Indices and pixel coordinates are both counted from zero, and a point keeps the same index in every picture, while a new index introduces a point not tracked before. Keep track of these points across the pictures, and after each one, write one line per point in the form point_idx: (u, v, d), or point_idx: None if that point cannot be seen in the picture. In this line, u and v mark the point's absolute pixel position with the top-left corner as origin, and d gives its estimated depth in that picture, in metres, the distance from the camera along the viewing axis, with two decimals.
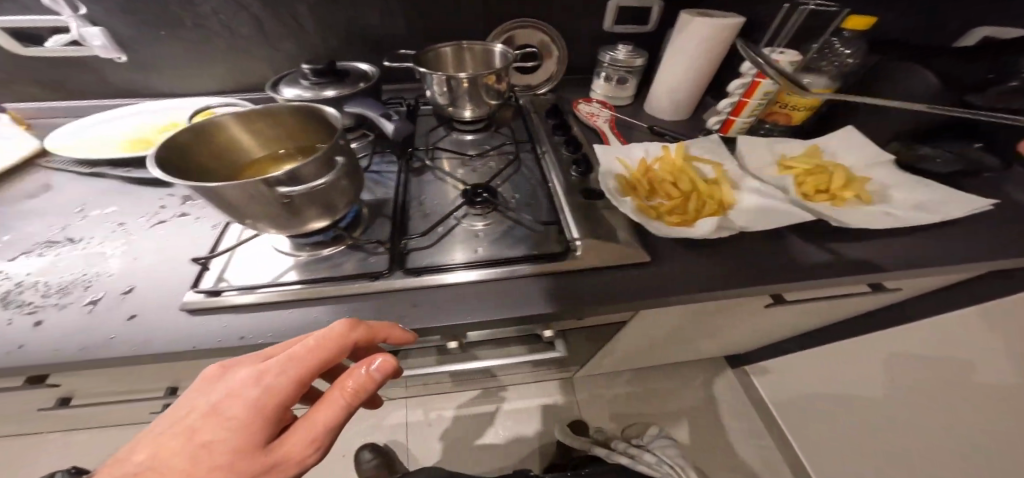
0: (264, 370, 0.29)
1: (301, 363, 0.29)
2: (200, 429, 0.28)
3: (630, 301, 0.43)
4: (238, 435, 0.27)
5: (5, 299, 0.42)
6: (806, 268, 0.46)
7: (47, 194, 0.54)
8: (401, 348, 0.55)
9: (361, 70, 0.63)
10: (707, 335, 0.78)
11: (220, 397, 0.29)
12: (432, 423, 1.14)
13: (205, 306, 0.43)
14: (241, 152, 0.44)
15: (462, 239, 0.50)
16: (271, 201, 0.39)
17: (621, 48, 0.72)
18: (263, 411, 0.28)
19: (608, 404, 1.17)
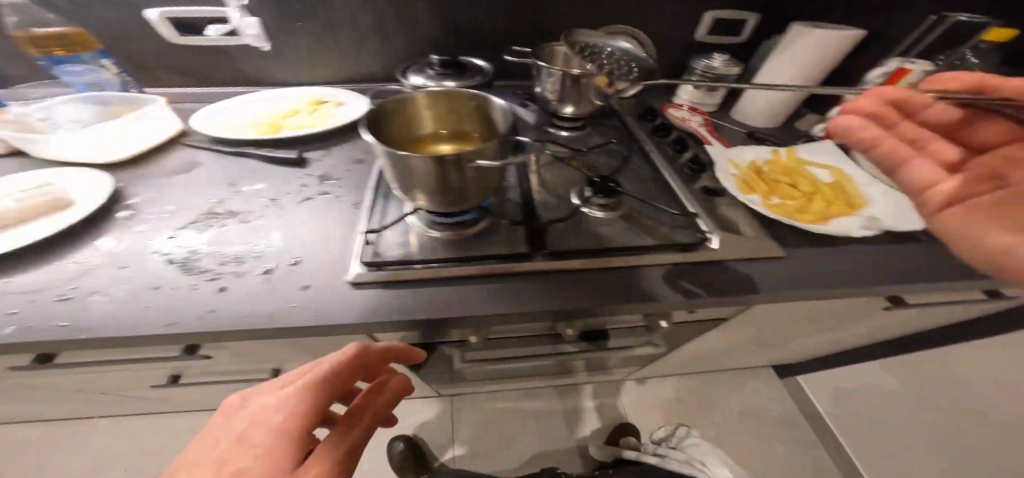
0: (288, 389, 0.31)
1: (320, 378, 0.31)
2: (222, 456, 0.28)
3: (785, 292, 0.44)
4: (260, 455, 0.27)
5: (186, 265, 0.44)
6: (954, 266, 0.47)
7: (194, 170, 0.57)
8: (519, 331, 0.56)
9: (478, 65, 0.66)
10: (787, 340, 0.78)
11: (244, 423, 0.30)
12: (478, 425, 1.12)
13: (370, 279, 0.45)
14: (413, 126, 0.48)
15: (594, 227, 0.52)
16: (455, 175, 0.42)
17: (717, 57, 0.74)
18: (284, 428, 0.28)
19: (657, 412, 1.15)
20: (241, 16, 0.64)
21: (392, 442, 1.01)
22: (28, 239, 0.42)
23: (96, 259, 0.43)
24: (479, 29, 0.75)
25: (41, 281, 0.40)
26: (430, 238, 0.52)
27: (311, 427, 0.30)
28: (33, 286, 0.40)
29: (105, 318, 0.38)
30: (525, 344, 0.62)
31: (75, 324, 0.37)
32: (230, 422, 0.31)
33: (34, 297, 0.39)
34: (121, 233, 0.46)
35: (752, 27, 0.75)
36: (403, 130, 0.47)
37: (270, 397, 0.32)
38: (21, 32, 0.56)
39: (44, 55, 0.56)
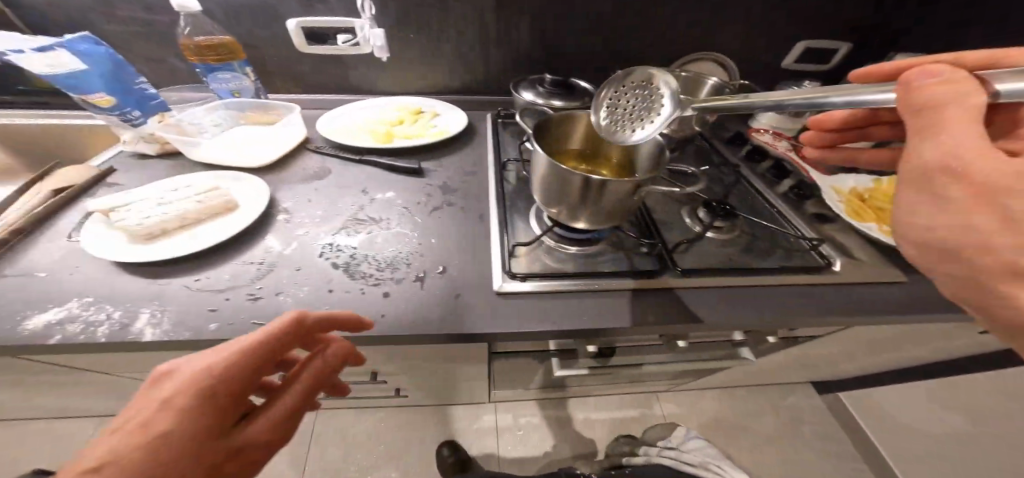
0: (223, 353, 0.29)
1: (255, 343, 0.30)
2: (144, 419, 0.26)
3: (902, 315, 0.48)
4: (187, 414, 0.26)
5: (349, 270, 0.48)
6: None
7: (326, 177, 0.62)
8: (625, 340, 0.60)
9: (585, 87, 0.69)
10: (851, 359, 0.81)
11: (172, 387, 0.27)
12: (523, 429, 1.15)
13: (516, 289, 0.48)
14: (564, 141, 0.51)
15: (713, 248, 0.55)
16: (616, 198, 0.45)
17: (807, 84, 0.78)
18: (213, 388, 0.28)
19: (699, 425, 1.16)
20: (369, 28, 0.68)
21: (442, 445, 1.07)
22: (215, 239, 0.46)
23: (269, 260, 0.47)
24: (574, 49, 0.80)
25: (229, 280, 0.44)
26: (558, 251, 0.55)
27: (243, 388, 0.30)
28: (225, 283, 0.43)
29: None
30: (621, 350, 0.66)
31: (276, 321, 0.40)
32: (155, 390, 0.28)
33: (228, 295, 0.42)
34: (284, 237, 0.50)
35: (842, 55, 0.81)
36: (555, 143, 0.51)
37: (205, 360, 0.29)
38: (187, 40, 0.60)
39: (203, 63, 0.61)
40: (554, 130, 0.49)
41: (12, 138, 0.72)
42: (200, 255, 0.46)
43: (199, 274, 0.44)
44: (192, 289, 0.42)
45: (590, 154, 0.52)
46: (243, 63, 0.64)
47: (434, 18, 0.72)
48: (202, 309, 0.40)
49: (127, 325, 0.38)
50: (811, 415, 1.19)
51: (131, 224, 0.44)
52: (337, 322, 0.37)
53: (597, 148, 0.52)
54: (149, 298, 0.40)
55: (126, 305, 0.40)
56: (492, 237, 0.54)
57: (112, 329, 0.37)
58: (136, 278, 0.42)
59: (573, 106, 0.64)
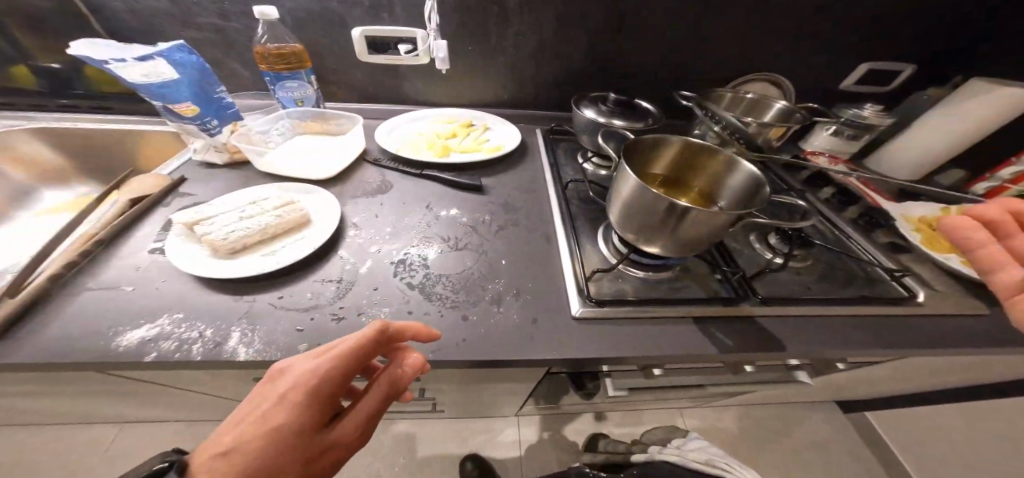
0: (321, 359, 0.32)
1: (346, 355, 0.32)
2: (263, 412, 0.31)
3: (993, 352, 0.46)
4: (294, 414, 0.30)
5: (426, 291, 0.47)
6: None
7: (389, 192, 0.62)
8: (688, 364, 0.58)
9: (647, 108, 0.68)
10: (899, 383, 0.79)
11: (285, 384, 0.31)
12: (546, 443, 1.14)
13: (594, 315, 0.47)
14: (646, 164, 0.51)
15: (788, 276, 0.54)
16: (707, 227, 0.44)
17: (868, 107, 0.77)
18: (313, 392, 0.31)
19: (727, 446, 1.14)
20: (434, 39, 0.67)
21: (465, 460, 1.05)
22: (297, 256, 0.46)
23: (347, 278, 0.47)
24: (629, 65, 0.79)
25: (311, 298, 0.43)
26: (631, 275, 0.53)
27: (334, 395, 0.32)
28: (308, 302, 0.43)
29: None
30: (674, 373, 0.63)
31: None
32: (274, 383, 0.32)
33: (313, 315, 0.42)
34: (358, 255, 0.50)
35: (905, 78, 0.80)
36: (639, 165, 0.51)
37: (308, 363, 0.32)
38: (261, 49, 0.60)
39: (273, 71, 0.61)
40: (643, 152, 0.49)
41: (71, 141, 0.72)
42: (281, 271, 0.45)
43: (281, 292, 0.43)
44: (278, 308, 0.42)
45: (669, 183, 0.52)
46: (309, 72, 0.64)
47: (495, 30, 0.72)
48: (290, 329, 0.40)
49: (222, 343, 0.37)
50: (842, 438, 1.16)
51: (218, 239, 0.44)
52: (413, 333, 0.37)
53: (679, 176, 0.52)
54: (237, 317, 0.40)
55: (216, 323, 0.39)
56: (563, 260, 0.54)
57: (205, 348, 0.37)
58: (222, 295, 0.42)
59: (637, 126, 0.64)
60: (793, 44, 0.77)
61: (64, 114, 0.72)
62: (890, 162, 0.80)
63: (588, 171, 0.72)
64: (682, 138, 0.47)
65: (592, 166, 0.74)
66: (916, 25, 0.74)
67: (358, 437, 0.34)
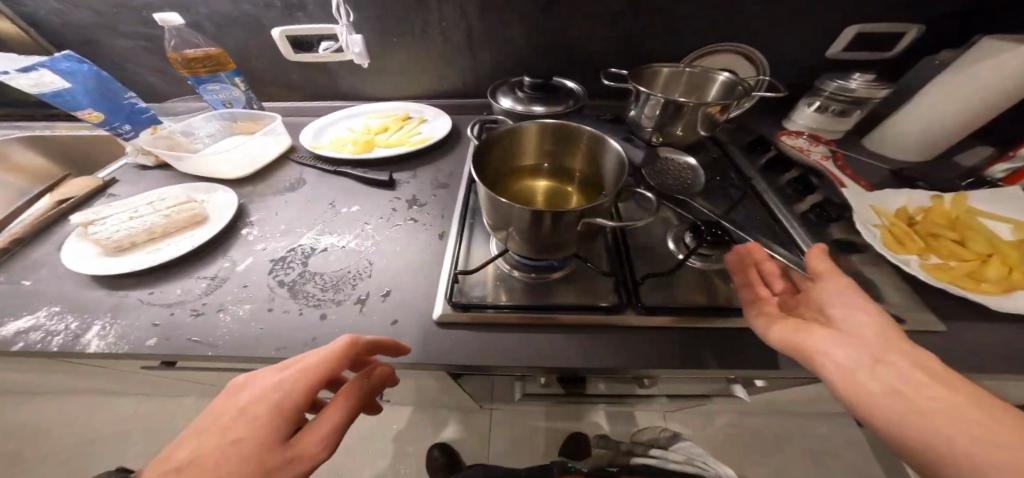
0: (290, 369, 0.33)
1: (319, 362, 0.33)
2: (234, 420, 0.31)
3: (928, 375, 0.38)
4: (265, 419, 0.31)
5: (294, 289, 0.48)
6: None
7: (300, 189, 0.63)
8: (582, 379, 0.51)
9: (570, 88, 0.62)
10: None
11: (247, 396, 0.32)
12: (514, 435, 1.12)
13: (456, 320, 0.45)
14: (517, 156, 0.47)
15: (695, 280, 0.47)
16: (571, 229, 0.39)
17: (856, 77, 0.64)
18: (284, 401, 0.32)
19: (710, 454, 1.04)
20: (347, 34, 0.66)
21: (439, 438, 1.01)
22: (175, 253, 0.49)
23: (221, 276, 0.48)
24: (567, 44, 0.71)
25: (179, 295, 0.46)
26: (516, 277, 0.50)
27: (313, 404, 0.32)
28: (173, 298, 0.45)
29: (226, 338, 0.42)
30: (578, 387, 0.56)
31: (209, 338, 0.42)
32: (238, 394, 0.33)
33: (174, 310, 0.44)
34: (241, 253, 0.52)
35: (911, 40, 0.66)
36: (507, 160, 0.47)
37: (276, 375, 0.33)
38: (176, 54, 0.63)
39: (192, 75, 0.64)
40: (503, 147, 0.44)
41: (57, 147, 0.82)
42: (162, 267, 0.49)
43: (152, 288, 0.46)
44: (143, 304, 0.45)
45: (543, 170, 0.48)
46: (230, 73, 0.66)
47: (414, 20, 0.68)
48: (145, 323, 0.43)
49: (79, 336, 0.41)
50: (848, 453, 1.00)
51: (103, 238, 0.48)
52: (383, 349, 0.38)
53: (557, 163, 0.48)
54: (103, 312, 0.43)
55: (85, 317, 0.43)
56: (445, 258, 0.51)
57: (64, 340, 0.41)
58: (100, 290, 0.45)
59: (553, 112, 0.59)
60: (758, 8, 0.65)
61: (50, 123, 0.82)
62: (888, 142, 0.68)
63: None
64: (532, 122, 0.43)
65: None
66: None
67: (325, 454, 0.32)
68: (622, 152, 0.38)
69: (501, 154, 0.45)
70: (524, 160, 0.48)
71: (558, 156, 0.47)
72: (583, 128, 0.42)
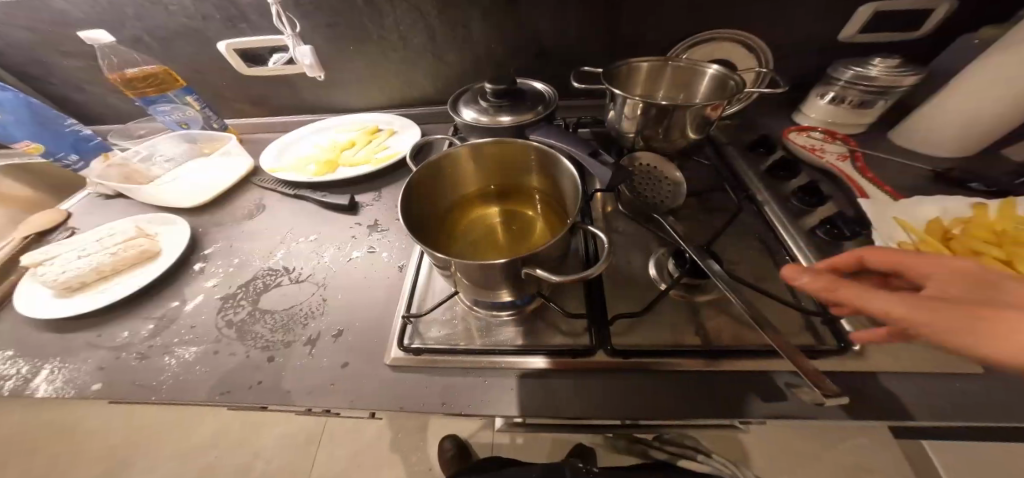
0: None
1: None
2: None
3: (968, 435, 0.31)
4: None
5: (242, 330, 0.43)
6: None
7: (260, 215, 0.59)
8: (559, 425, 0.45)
9: (537, 90, 0.55)
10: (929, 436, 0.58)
11: None
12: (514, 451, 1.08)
13: (411, 364, 0.40)
14: (462, 183, 0.41)
15: (683, 316, 0.41)
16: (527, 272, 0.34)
17: (875, 62, 0.56)
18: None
19: None
20: (295, 45, 0.60)
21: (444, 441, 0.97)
22: (121, 293, 0.45)
23: (169, 315, 0.44)
24: (541, 40, 0.64)
25: (123, 338, 0.42)
26: (477, 314, 0.44)
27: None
28: (117, 342, 0.41)
29: (173, 381, 0.38)
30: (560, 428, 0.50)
31: (149, 384, 0.38)
32: None
33: (119, 354, 0.40)
34: (189, 290, 0.47)
35: (943, 15, 0.56)
36: (449, 191, 0.40)
37: None
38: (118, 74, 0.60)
39: (140, 95, 0.61)
40: (438, 181, 0.38)
41: None
42: (112, 308, 0.45)
43: (101, 330, 0.43)
44: (89, 346, 0.41)
45: (497, 193, 0.42)
46: (180, 92, 0.64)
47: (370, 26, 0.62)
48: (90, 367, 0.39)
49: (28, 381, 0.38)
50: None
51: (49, 279, 0.44)
52: None
53: (504, 183, 0.42)
54: (50, 355, 0.40)
55: (35, 361, 0.40)
56: (405, 291, 0.46)
57: (14, 384, 0.38)
58: (45, 333, 0.43)
59: (521, 122, 0.53)
60: None
61: None
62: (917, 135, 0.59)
63: None
64: (471, 144, 0.37)
65: None
66: None
67: None
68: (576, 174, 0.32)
69: (443, 184, 0.39)
70: (471, 185, 0.42)
71: (510, 176, 0.41)
72: (532, 143, 0.36)
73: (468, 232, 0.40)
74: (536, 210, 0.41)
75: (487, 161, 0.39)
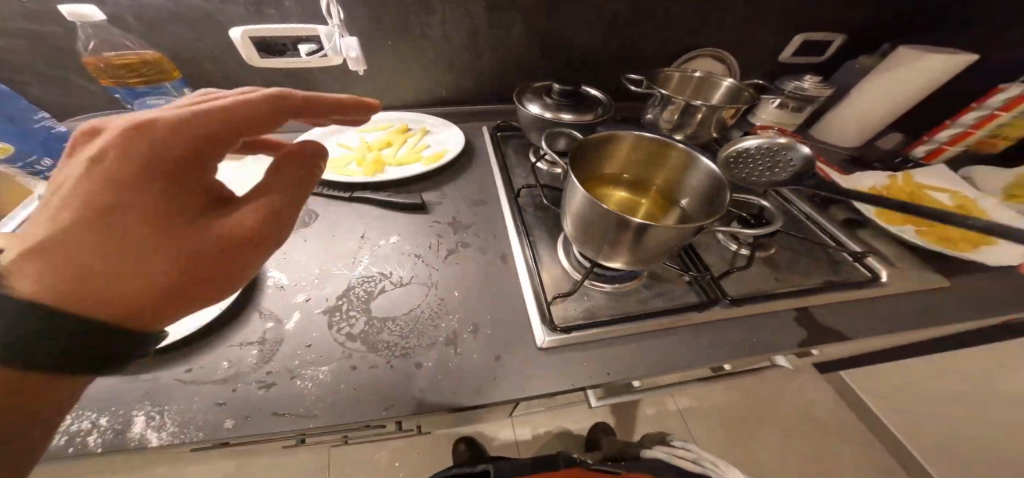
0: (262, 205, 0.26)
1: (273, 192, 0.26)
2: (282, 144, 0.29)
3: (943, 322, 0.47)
4: (250, 210, 0.25)
5: (370, 341, 0.41)
6: None
7: (313, 223, 0.53)
8: (667, 383, 0.51)
9: (594, 95, 0.61)
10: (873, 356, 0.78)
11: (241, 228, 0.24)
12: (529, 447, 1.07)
13: (562, 343, 0.42)
14: (598, 164, 0.46)
15: (757, 271, 0.51)
16: (676, 242, 0.41)
17: (807, 79, 0.76)
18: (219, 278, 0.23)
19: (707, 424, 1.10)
20: (341, 37, 0.58)
21: (456, 443, 0.87)
22: (197, 320, 0.38)
23: (272, 337, 0.39)
24: (577, 48, 0.70)
25: (228, 368, 0.36)
26: (594, 288, 0.49)
27: (104, 286, 0.20)
28: (221, 374, 0.35)
29: (324, 403, 0.35)
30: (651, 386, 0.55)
31: (296, 410, 0.34)
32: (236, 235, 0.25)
33: (236, 385, 0.34)
34: (282, 309, 0.42)
35: (837, 47, 0.80)
36: (589, 165, 0.46)
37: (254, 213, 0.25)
38: (96, 61, 0.51)
39: (125, 86, 0.52)
40: (588, 154, 0.43)
41: None
42: (189, 338, 0.37)
43: (190, 363, 0.36)
44: (186, 384, 0.34)
45: (625, 181, 0.47)
46: (175, 84, 0.57)
47: (416, 21, 0.61)
48: (207, 404, 0.33)
49: (125, 430, 0.31)
50: (825, 399, 1.12)
51: None
52: (299, 157, 0.28)
53: (633, 172, 0.47)
54: (135, 399, 0.33)
55: (114, 409, 0.32)
56: (523, 282, 0.48)
57: (108, 436, 0.30)
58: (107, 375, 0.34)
59: (585, 121, 0.56)
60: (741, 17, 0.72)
61: None
62: (833, 131, 0.82)
63: (542, 170, 0.65)
64: (632, 134, 0.43)
65: (545, 164, 0.66)
66: None
67: (251, 230, 0.24)
68: (713, 168, 0.39)
69: (596, 156, 0.45)
70: (607, 166, 0.47)
71: (638, 168, 0.47)
72: (677, 147, 0.43)
73: (600, 200, 0.44)
74: (643, 203, 0.46)
75: (632, 151, 0.45)
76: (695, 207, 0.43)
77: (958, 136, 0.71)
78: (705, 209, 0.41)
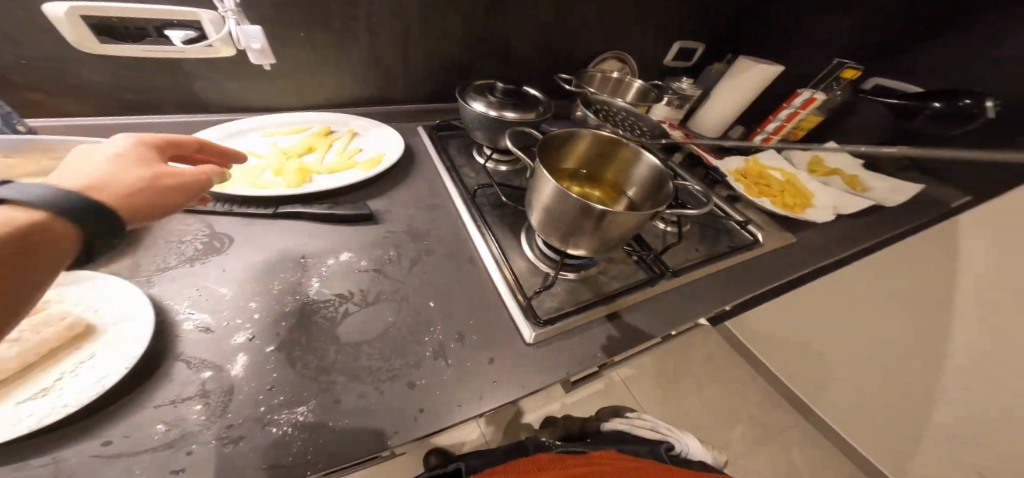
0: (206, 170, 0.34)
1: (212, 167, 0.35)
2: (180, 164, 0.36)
3: (797, 269, 0.64)
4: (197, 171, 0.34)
5: (349, 369, 0.36)
6: (853, 236, 0.75)
7: (231, 249, 0.43)
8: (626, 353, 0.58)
9: (534, 95, 0.64)
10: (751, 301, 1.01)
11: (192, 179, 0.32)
12: None
13: (546, 334, 0.44)
14: (559, 159, 0.52)
15: (679, 245, 0.62)
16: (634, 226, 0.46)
17: (683, 81, 0.91)
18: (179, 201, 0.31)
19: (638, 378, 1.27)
20: (236, 23, 0.48)
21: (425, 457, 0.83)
22: (102, 384, 0.28)
23: (217, 388, 0.32)
24: (507, 50, 0.72)
25: (168, 432, 0.28)
26: (562, 278, 0.52)
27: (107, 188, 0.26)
28: (160, 440, 0.28)
29: (313, 448, 0.30)
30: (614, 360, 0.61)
31: (277, 462, 0.29)
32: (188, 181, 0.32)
33: (190, 447, 0.28)
34: (220, 354, 0.34)
35: (700, 55, 0.97)
36: (550, 159, 0.50)
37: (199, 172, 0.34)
38: None
39: None
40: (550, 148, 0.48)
41: None
42: (94, 406, 0.28)
43: (108, 432, 0.28)
44: (110, 459, 0.27)
45: (582, 175, 0.54)
46: None
47: (332, 8, 0.54)
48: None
49: None
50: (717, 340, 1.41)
51: None
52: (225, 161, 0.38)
53: (590, 168, 0.53)
54: None
55: None
56: (497, 281, 0.48)
57: None
58: None
59: (530, 119, 0.59)
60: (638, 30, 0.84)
61: None
62: (702, 125, 1.02)
63: (489, 169, 0.66)
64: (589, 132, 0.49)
65: (491, 163, 0.67)
66: (712, 16, 0.90)
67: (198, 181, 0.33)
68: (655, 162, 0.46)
69: (559, 151, 0.50)
70: (568, 161, 0.53)
71: (594, 165, 0.53)
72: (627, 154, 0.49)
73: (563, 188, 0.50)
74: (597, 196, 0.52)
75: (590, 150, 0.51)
76: (644, 201, 0.49)
77: (778, 129, 0.96)
78: (653, 200, 0.47)
